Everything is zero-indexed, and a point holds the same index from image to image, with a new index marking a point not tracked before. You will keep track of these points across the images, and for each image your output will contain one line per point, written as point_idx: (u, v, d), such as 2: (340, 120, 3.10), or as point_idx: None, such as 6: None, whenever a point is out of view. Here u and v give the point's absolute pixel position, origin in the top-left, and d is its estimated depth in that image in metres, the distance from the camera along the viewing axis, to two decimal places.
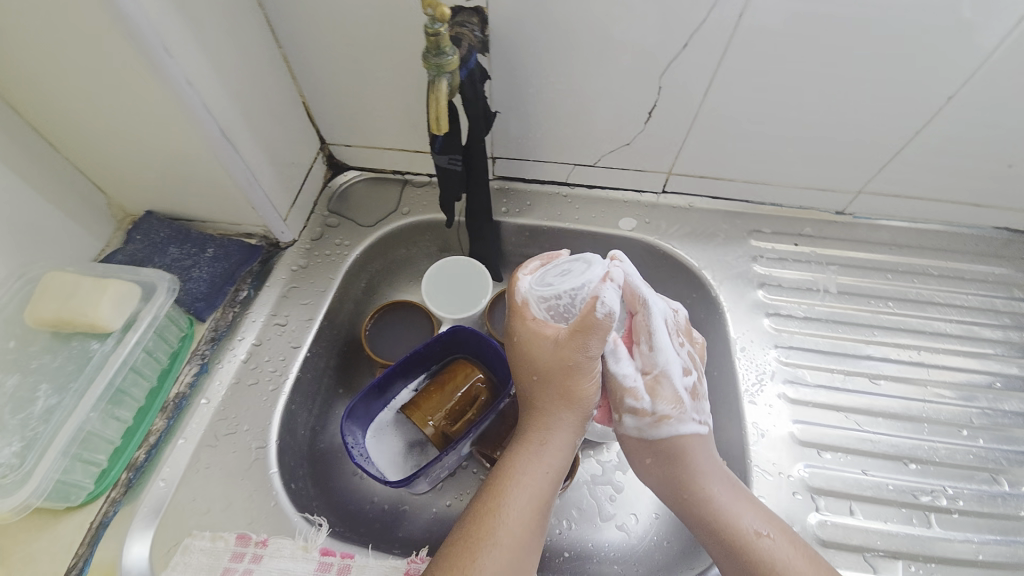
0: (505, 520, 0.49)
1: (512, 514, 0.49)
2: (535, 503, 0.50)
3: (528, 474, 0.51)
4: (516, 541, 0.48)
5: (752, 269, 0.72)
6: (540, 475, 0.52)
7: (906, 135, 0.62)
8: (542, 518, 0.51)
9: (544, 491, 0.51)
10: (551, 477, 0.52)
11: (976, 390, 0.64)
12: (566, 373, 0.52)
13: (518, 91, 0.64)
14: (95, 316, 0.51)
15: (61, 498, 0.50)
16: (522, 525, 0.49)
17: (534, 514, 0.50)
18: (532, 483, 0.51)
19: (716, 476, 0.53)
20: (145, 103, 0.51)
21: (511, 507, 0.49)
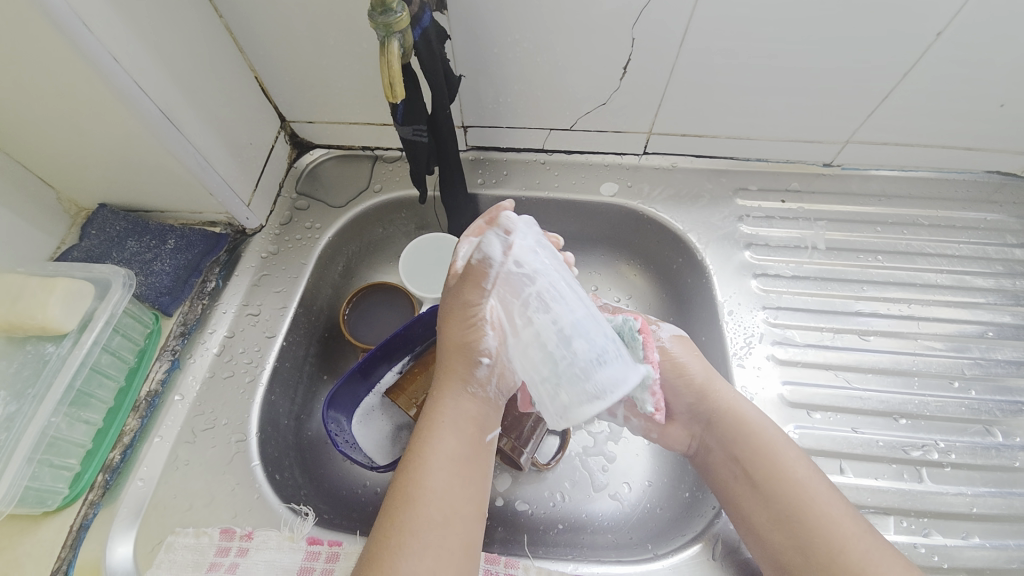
0: (425, 489, 0.46)
1: (430, 474, 0.47)
2: (453, 462, 0.48)
3: (443, 436, 0.49)
4: (439, 500, 0.45)
5: (738, 229, 0.70)
6: (455, 435, 0.49)
7: (894, 78, 0.59)
8: (472, 480, 0.48)
9: (463, 449, 0.49)
10: (468, 433, 0.50)
11: (967, 341, 0.63)
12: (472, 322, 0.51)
13: (482, 52, 0.60)
14: (44, 319, 0.49)
15: (36, 504, 0.48)
16: (446, 489, 0.46)
17: (457, 477, 0.47)
18: (448, 443, 0.49)
19: (743, 403, 0.54)
20: (71, 85, 0.47)
21: (430, 472, 0.47)
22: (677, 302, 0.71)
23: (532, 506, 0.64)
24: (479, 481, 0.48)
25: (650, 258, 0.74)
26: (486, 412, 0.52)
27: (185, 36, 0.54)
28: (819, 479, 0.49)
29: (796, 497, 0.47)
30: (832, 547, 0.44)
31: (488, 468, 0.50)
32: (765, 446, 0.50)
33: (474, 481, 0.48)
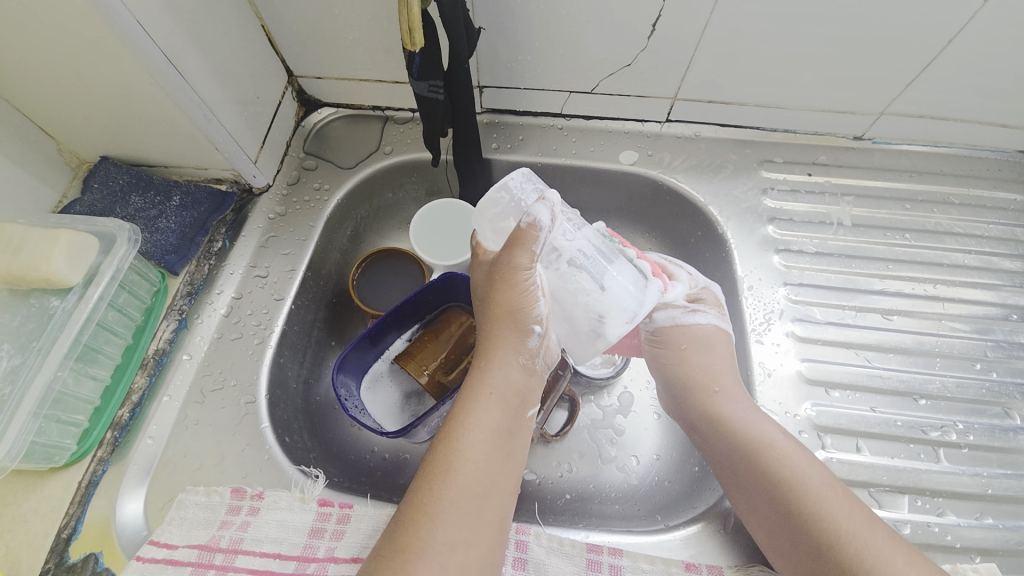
0: (466, 459, 0.45)
1: (468, 453, 0.45)
2: (494, 431, 0.47)
3: (488, 405, 0.47)
4: (478, 477, 0.44)
5: (762, 203, 0.67)
6: (498, 405, 0.48)
7: (940, 45, 0.56)
8: (512, 453, 0.47)
9: (504, 420, 0.48)
10: (512, 405, 0.49)
11: (992, 323, 0.61)
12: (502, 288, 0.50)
13: (502, 4, 0.57)
14: (49, 271, 0.47)
15: (44, 459, 0.48)
16: (488, 460, 0.45)
17: (498, 449, 0.46)
18: (485, 411, 0.47)
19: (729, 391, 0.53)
20: (66, 21, 0.44)
21: (467, 443, 0.45)
22: None
23: (540, 475, 0.64)
24: (517, 454, 0.48)
25: (668, 231, 0.72)
26: (529, 385, 0.51)
27: None
28: (817, 470, 0.47)
29: (782, 488, 0.46)
30: (821, 536, 0.43)
31: (526, 441, 0.49)
32: (749, 437, 0.49)
33: (513, 453, 0.47)
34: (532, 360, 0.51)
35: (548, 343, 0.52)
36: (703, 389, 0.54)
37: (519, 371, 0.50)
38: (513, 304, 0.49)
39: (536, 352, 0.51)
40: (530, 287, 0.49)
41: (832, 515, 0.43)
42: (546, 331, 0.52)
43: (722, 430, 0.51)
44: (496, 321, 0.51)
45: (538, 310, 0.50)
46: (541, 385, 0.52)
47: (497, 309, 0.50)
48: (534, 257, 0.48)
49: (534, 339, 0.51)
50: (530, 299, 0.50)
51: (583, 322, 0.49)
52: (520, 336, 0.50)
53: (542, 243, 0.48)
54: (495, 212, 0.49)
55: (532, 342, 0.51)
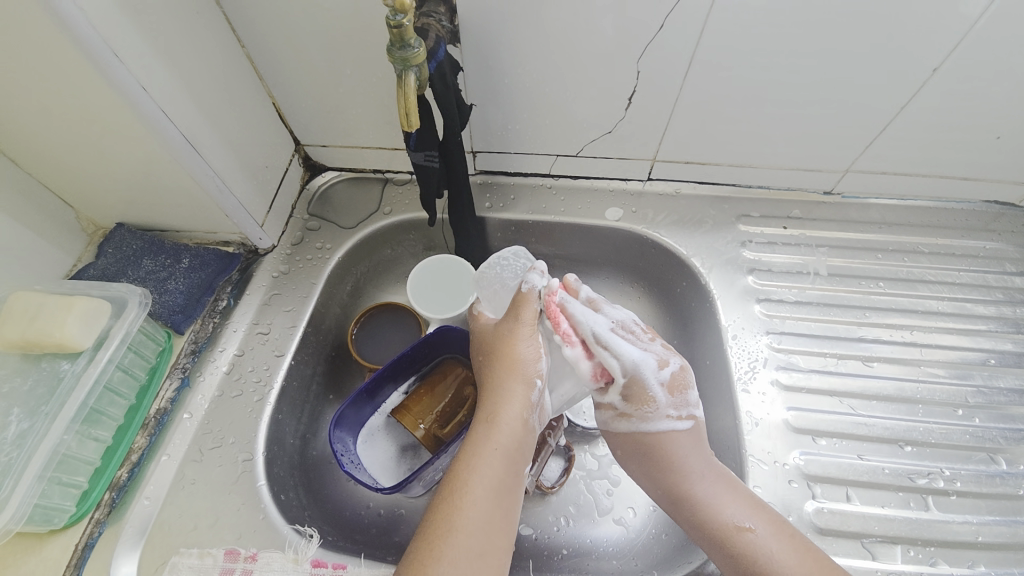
0: (470, 517, 0.46)
1: (470, 510, 0.46)
2: (497, 486, 0.48)
3: (490, 461, 0.49)
4: (480, 534, 0.46)
5: (741, 255, 0.71)
6: (502, 460, 0.49)
7: (891, 111, 0.61)
8: (511, 511, 0.48)
9: (507, 476, 0.49)
10: (514, 460, 0.50)
11: (971, 368, 0.63)
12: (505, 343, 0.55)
13: (493, 82, 0.63)
14: (62, 337, 0.50)
15: (44, 521, 0.48)
16: (489, 517, 0.47)
17: (498, 506, 0.47)
18: (490, 464, 0.49)
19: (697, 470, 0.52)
20: (98, 111, 0.49)
21: (471, 500, 0.47)
22: (681, 325, 0.72)
23: (537, 531, 0.64)
24: (516, 511, 0.49)
25: (655, 282, 0.75)
26: (530, 440, 0.52)
27: (210, 65, 0.56)
28: (790, 553, 0.48)
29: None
30: None
31: (523, 498, 0.51)
32: (714, 529, 0.50)
33: (512, 510, 0.49)
34: (533, 414, 0.53)
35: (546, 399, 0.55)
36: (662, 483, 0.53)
37: (522, 424, 0.52)
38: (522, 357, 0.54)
39: (537, 407, 0.53)
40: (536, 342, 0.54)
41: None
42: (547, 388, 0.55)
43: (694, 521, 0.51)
44: (501, 374, 0.53)
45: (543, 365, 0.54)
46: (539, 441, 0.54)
47: (506, 362, 0.54)
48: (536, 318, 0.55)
49: (537, 393, 0.53)
50: (531, 354, 0.54)
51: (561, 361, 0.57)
52: (527, 390, 0.53)
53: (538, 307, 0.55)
54: (489, 290, 0.58)
55: (536, 395, 0.53)
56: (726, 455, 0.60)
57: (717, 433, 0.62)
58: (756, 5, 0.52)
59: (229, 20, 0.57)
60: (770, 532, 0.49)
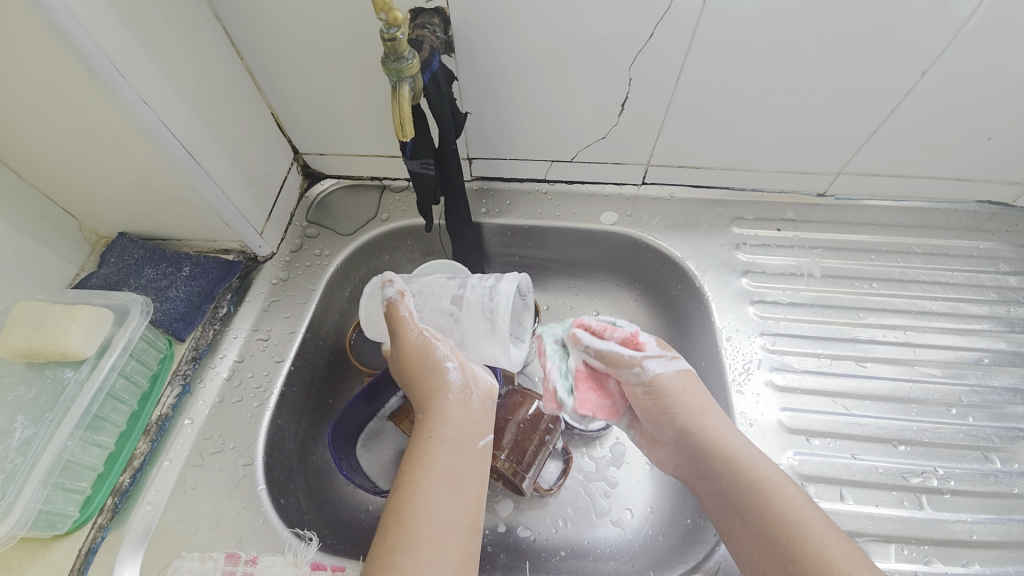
0: (420, 504, 0.46)
1: (422, 497, 0.47)
2: (444, 470, 0.49)
3: (433, 449, 0.50)
4: (434, 518, 0.46)
5: (735, 257, 0.72)
6: (444, 445, 0.51)
7: (880, 114, 0.62)
8: (465, 488, 0.49)
9: (451, 457, 0.50)
10: (458, 442, 0.52)
11: (965, 368, 0.64)
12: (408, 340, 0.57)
13: (487, 90, 0.64)
14: (65, 345, 0.51)
15: (48, 527, 0.49)
16: (442, 499, 0.47)
17: (448, 487, 0.48)
18: (433, 451, 0.50)
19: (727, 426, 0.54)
20: (100, 123, 0.50)
21: (422, 487, 0.47)
22: (677, 327, 0.73)
23: (534, 532, 0.64)
24: (472, 488, 0.50)
25: (650, 284, 0.76)
26: (468, 420, 0.54)
27: (210, 77, 0.57)
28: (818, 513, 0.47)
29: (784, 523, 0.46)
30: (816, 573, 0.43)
31: (481, 474, 0.51)
32: (749, 475, 0.49)
33: (468, 488, 0.50)
34: (462, 395, 0.55)
35: (471, 377, 0.57)
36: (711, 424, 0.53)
37: (454, 407, 0.54)
38: (421, 349, 0.55)
39: (463, 386, 0.55)
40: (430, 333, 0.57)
41: (835, 554, 0.44)
42: (461, 364, 0.56)
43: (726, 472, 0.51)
44: (414, 374, 0.55)
45: (445, 349, 0.56)
46: (484, 414, 0.55)
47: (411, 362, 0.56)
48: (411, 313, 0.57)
49: (457, 374, 0.55)
50: (431, 340, 0.56)
51: (472, 323, 0.56)
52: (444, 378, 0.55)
53: (404, 308, 0.57)
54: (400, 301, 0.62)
55: (455, 378, 0.55)
56: None
57: None
58: (744, 12, 0.53)
59: (228, 33, 0.59)
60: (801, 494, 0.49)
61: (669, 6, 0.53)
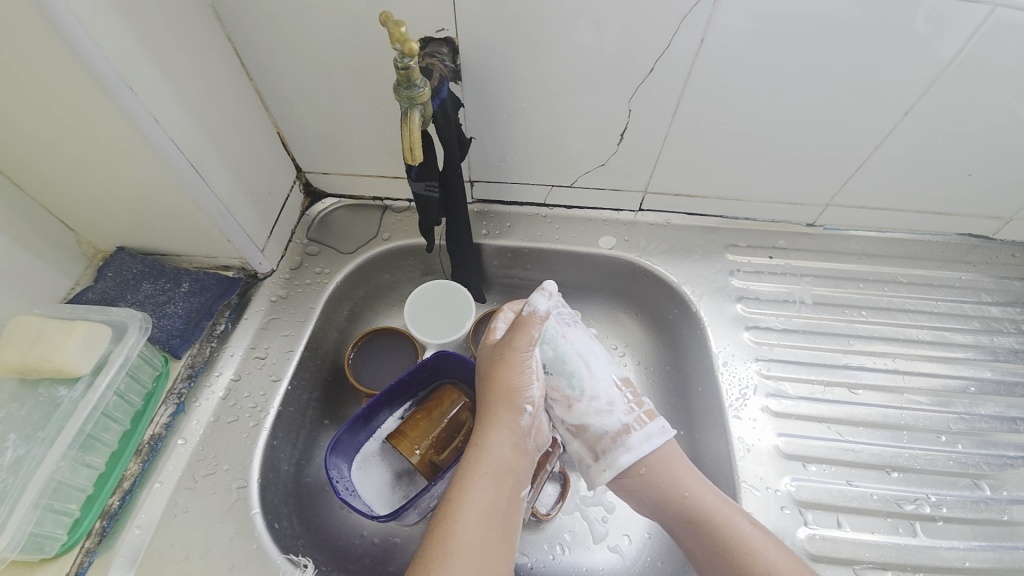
0: (461, 541, 0.46)
1: (463, 534, 0.47)
2: (489, 511, 0.49)
3: (481, 484, 0.50)
4: (471, 561, 0.46)
5: (730, 283, 0.73)
6: (492, 484, 0.50)
7: (866, 150, 0.65)
8: (504, 533, 0.49)
9: (496, 499, 0.50)
10: (506, 485, 0.51)
11: (952, 396, 0.65)
12: (503, 369, 0.54)
13: (492, 117, 0.66)
14: (61, 361, 0.49)
15: (34, 550, 0.47)
16: (483, 542, 0.47)
17: (487, 532, 0.48)
18: (481, 489, 0.49)
19: (697, 483, 0.53)
20: (107, 137, 0.50)
21: (463, 526, 0.47)
22: (672, 351, 0.74)
23: (531, 559, 0.64)
24: (509, 538, 0.49)
25: (647, 308, 0.77)
26: (521, 464, 0.53)
27: (220, 96, 0.58)
28: (783, 557, 0.49)
29: (753, 573, 0.48)
30: None
31: (516, 522, 0.51)
32: (720, 532, 0.50)
33: (507, 536, 0.49)
34: (524, 439, 0.54)
35: (538, 424, 0.56)
36: (674, 491, 0.53)
37: (510, 450, 0.53)
38: (511, 383, 0.53)
39: (526, 430, 0.54)
40: (525, 368, 0.54)
41: None
42: (538, 412, 0.55)
43: (696, 532, 0.52)
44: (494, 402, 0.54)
45: (531, 392, 0.54)
46: (531, 462, 0.54)
47: (495, 389, 0.54)
48: (532, 342, 0.53)
49: (526, 419, 0.54)
50: (524, 381, 0.54)
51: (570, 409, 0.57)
52: (514, 417, 0.54)
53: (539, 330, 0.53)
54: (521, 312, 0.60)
55: (524, 422, 0.54)
56: (719, 481, 0.61)
57: (711, 459, 0.63)
58: (739, 51, 0.56)
59: (239, 54, 0.60)
60: (767, 536, 0.50)
61: (669, 43, 0.56)
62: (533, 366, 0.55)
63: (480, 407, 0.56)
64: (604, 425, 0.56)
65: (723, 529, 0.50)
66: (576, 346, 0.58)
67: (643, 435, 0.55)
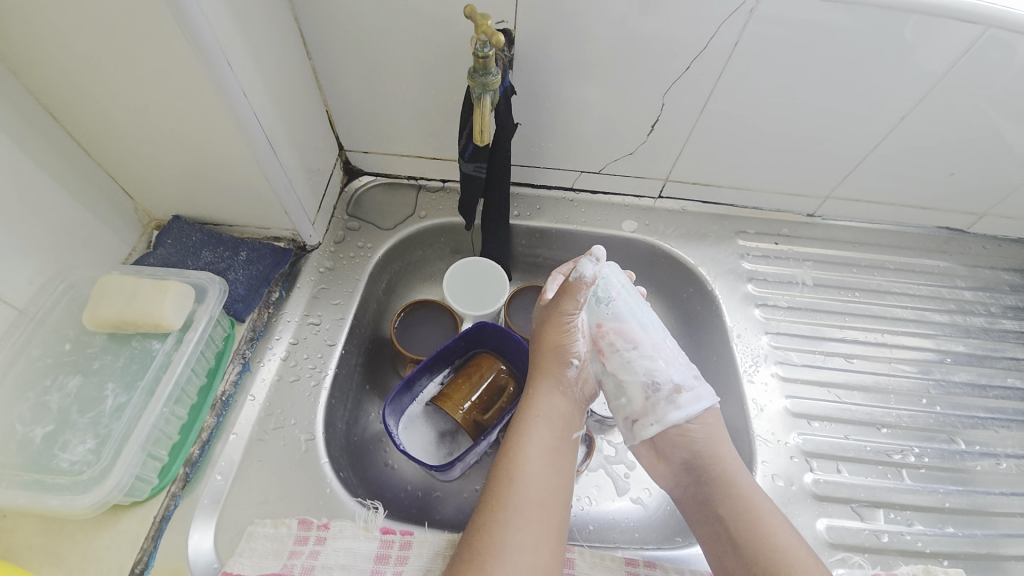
0: (526, 475, 0.53)
1: (526, 470, 0.53)
2: (547, 450, 0.55)
3: (538, 428, 0.56)
4: (536, 491, 0.52)
5: (741, 265, 0.81)
6: (548, 428, 0.57)
7: (868, 148, 0.73)
8: (562, 470, 0.55)
9: (552, 441, 0.56)
10: (559, 429, 0.57)
11: (931, 365, 0.75)
12: (550, 329, 0.60)
13: (536, 104, 0.71)
14: (159, 317, 0.53)
15: (130, 493, 0.50)
16: (545, 477, 0.54)
17: (548, 468, 0.54)
18: (538, 432, 0.56)
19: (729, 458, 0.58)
20: (196, 108, 0.53)
21: (525, 463, 0.54)
22: (687, 326, 0.81)
23: None
24: (566, 473, 0.56)
25: (664, 288, 0.84)
26: (571, 411, 0.60)
27: (287, 73, 0.61)
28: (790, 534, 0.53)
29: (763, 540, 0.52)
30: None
31: (572, 462, 0.57)
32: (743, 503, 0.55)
33: (564, 472, 0.56)
34: (572, 390, 0.60)
35: (584, 376, 0.62)
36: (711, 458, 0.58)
37: (561, 399, 0.59)
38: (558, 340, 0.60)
39: (575, 383, 0.61)
40: (571, 326, 0.60)
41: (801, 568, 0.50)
42: (583, 365, 0.61)
43: (721, 498, 0.56)
44: (544, 357, 0.60)
45: (577, 347, 0.60)
46: (580, 411, 0.61)
47: (545, 346, 0.61)
48: (578, 303, 0.59)
49: (573, 371, 0.60)
50: (571, 338, 0.60)
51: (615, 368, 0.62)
52: (562, 370, 0.60)
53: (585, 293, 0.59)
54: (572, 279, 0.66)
55: (573, 374, 0.60)
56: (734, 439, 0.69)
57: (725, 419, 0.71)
58: (768, 54, 0.62)
59: (302, 34, 0.63)
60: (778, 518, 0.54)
61: (707, 44, 0.62)
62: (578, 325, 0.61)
63: (532, 364, 0.62)
64: (655, 383, 0.60)
65: (746, 499, 0.55)
66: (625, 310, 0.64)
67: (686, 396, 0.59)
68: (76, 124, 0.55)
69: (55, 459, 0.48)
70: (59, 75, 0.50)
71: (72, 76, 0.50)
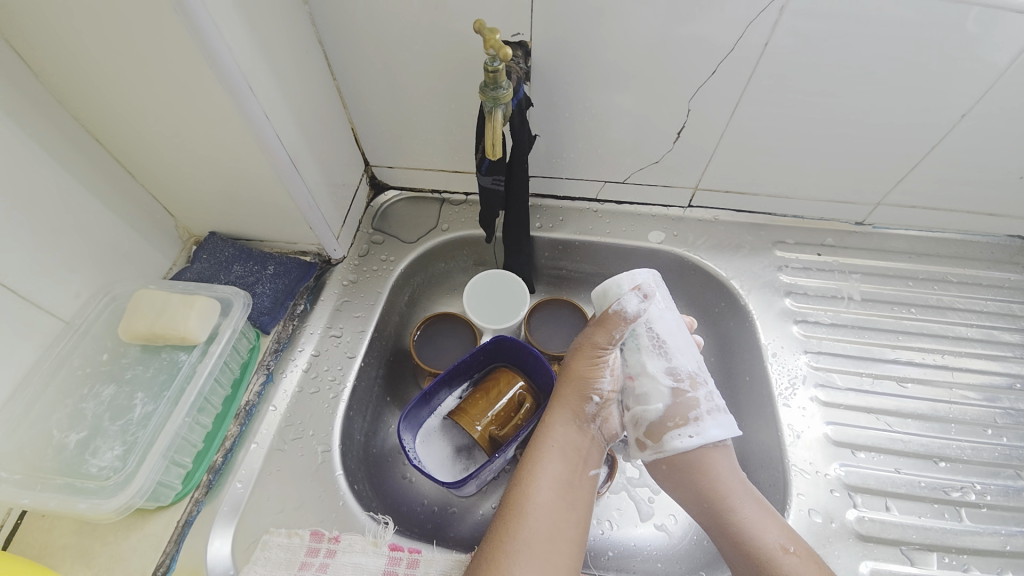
0: (535, 507, 0.52)
1: (536, 502, 0.52)
2: (560, 484, 0.53)
3: (552, 459, 0.55)
4: (544, 526, 0.51)
5: (778, 278, 0.76)
6: (562, 461, 0.55)
7: (922, 150, 0.66)
8: (574, 508, 0.53)
9: (567, 475, 0.54)
10: (575, 464, 0.55)
11: (1000, 391, 0.67)
12: (575, 360, 0.59)
13: (555, 115, 0.69)
14: (185, 330, 0.57)
15: (153, 499, 0.53)
16: (555, 513, 0.52)
17: (561, 503, 0.52)
18: (552, 463, 0.54)
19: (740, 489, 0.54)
20: (222, 133, 0.56)
21: (535, 493, 0.52)
22: (718, 343, 0.77)
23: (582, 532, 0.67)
24: (580, 511, 0.53)
25: (694, 301, 0.80)
26: (589, 448, 0.57)
27: (312, 94, 0.63)
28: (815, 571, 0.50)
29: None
30: None
31: (588, 499, 0.55)
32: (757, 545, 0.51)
33: (577, 509, 0.53)
34: (590, 424, 0.58)
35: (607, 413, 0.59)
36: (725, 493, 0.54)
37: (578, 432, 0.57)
38: (582, 371, 0.58)
39: (594, 418, 0.58)
40: (600, 361, 0.58)
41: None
42: (607, 401, 0.58)
43: (738, 530, 0.52)
44: (566, 387, 0.58)
45: (603, 383, 0.58)
46: (600, 447, 0.58)
47: (567, 376, 0.59)
48: (612, 339, 0.58)
49: (593, 406, 0.58)
50: (597, 372, 0.58)
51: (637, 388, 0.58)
52: (583, 403, 0.58)
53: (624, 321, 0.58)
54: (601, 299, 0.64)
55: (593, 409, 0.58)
56: (768, 467, 0.64)
57: (758, 445, 0.66)
58: (801, 54, 0.58)
59: (326, 56, 0.65)
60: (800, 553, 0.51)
61: (733, 46, 0.59)
62: (609, 360, 0.58)
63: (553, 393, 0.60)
64: (675, 404, 0.56)
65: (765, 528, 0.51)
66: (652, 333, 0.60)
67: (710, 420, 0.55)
68: (121, 150, 0.60)
69: (85, 464, 0.51)
70: (103, 106, 0.54)
71: (114, 107, 0.54)
